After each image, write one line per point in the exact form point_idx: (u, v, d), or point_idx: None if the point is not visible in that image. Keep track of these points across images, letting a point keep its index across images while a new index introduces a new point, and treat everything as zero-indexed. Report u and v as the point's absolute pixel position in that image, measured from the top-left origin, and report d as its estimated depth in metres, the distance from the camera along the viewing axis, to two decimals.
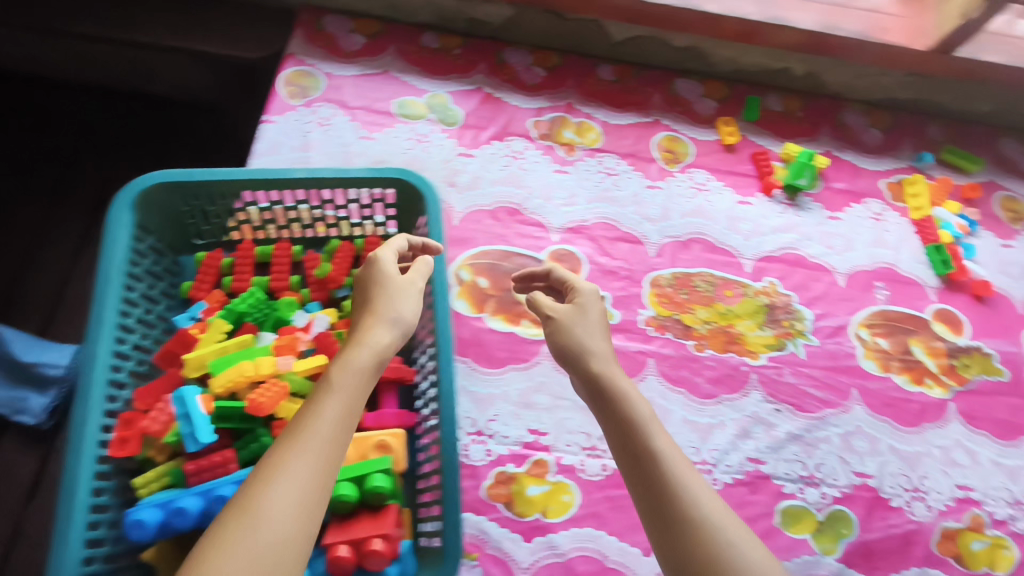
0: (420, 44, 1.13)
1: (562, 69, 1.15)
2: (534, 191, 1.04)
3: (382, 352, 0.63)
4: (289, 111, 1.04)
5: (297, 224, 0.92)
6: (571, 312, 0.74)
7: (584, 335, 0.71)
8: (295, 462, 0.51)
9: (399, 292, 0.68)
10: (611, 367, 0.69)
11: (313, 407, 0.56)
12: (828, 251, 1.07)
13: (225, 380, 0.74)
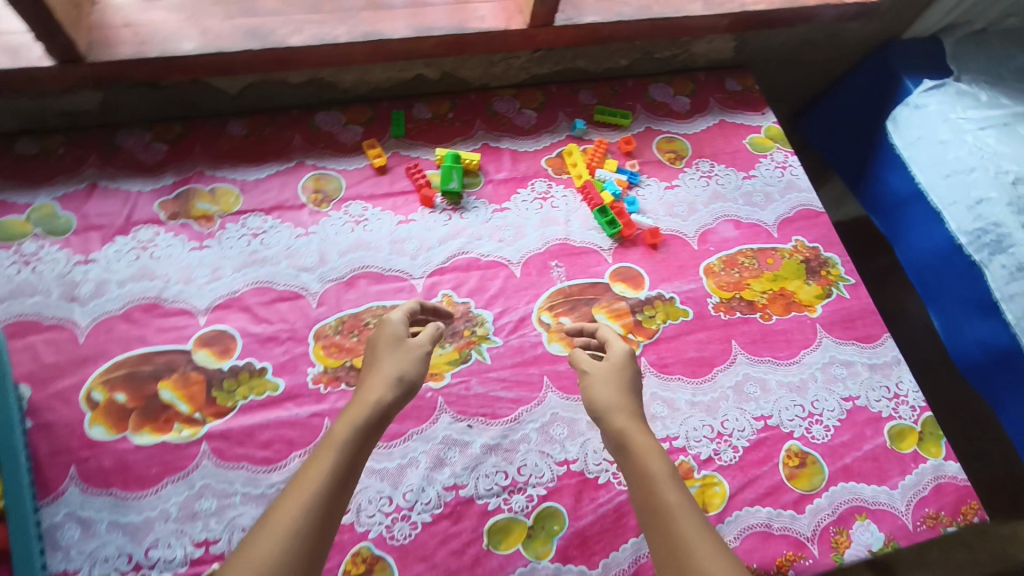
0: (223, 135, 1.08)
1: (377, 119, 1.13)
2: (384, 248, 1.03)
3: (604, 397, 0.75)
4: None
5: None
6: (605, 376, 0.77)
7: (629, 374, 0.79)
8: (313, 485, 0.62)
9: (407, 357, 0.79)
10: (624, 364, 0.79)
11: (352, 433, 0.69)
12: (676, 218, 1.13)
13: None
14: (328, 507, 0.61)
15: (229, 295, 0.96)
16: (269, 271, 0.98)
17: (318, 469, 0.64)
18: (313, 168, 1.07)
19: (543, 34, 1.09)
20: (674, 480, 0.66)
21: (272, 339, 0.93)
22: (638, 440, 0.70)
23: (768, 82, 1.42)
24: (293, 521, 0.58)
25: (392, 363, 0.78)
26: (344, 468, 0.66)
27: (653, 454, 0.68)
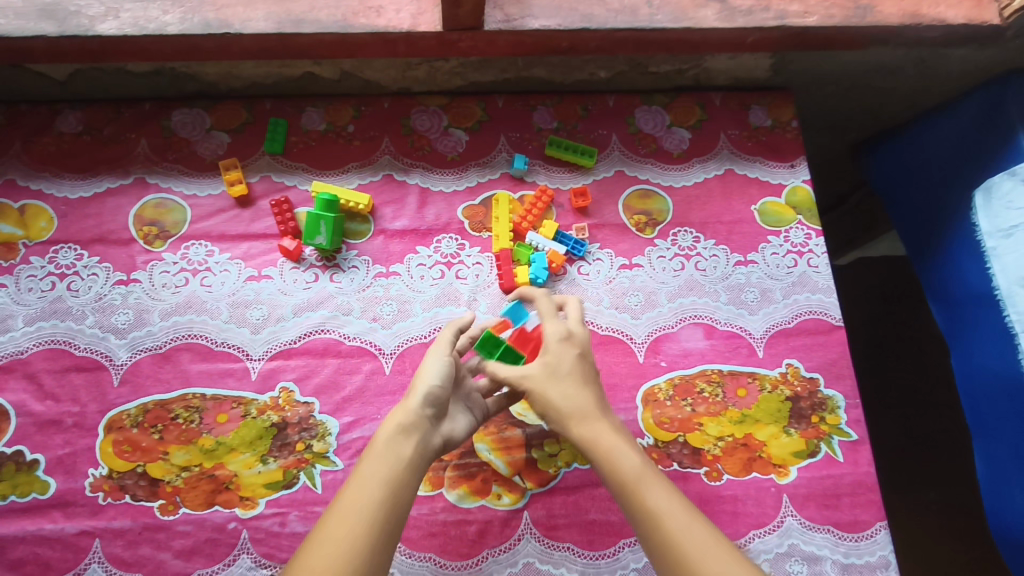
0: (50, 132, 0.85)
1: (253, 127, 0.87)
2: (221, 313, 0.80)
3: (558, 404, 0.67)
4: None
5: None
6: (543, 374, 0.69)
7: (575, 358, 0.70)
8: (354, 511, 0.57)
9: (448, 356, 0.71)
10: (567, 364, 0.70)
11: (390, 439, 0.64)
12: (622, 313, 0.84)
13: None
14: (369, 525, 0.56)
15: (15, 355, 0.77)
16: (70, 329, 0.78)
17: (358, 490, 0.59)
18: (155, 190, 0.84)
19: (469, 40, 0.78)
20: (658, 488, 0.62)
21: (53, 424, 0.75)
22: (595, 430, 0.66)
23: (810, 108, 1.05)
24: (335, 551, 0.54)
25: (430, 361, 0.70)
26: (397, 470, 0.61)
27: (612, 436, 0.66)
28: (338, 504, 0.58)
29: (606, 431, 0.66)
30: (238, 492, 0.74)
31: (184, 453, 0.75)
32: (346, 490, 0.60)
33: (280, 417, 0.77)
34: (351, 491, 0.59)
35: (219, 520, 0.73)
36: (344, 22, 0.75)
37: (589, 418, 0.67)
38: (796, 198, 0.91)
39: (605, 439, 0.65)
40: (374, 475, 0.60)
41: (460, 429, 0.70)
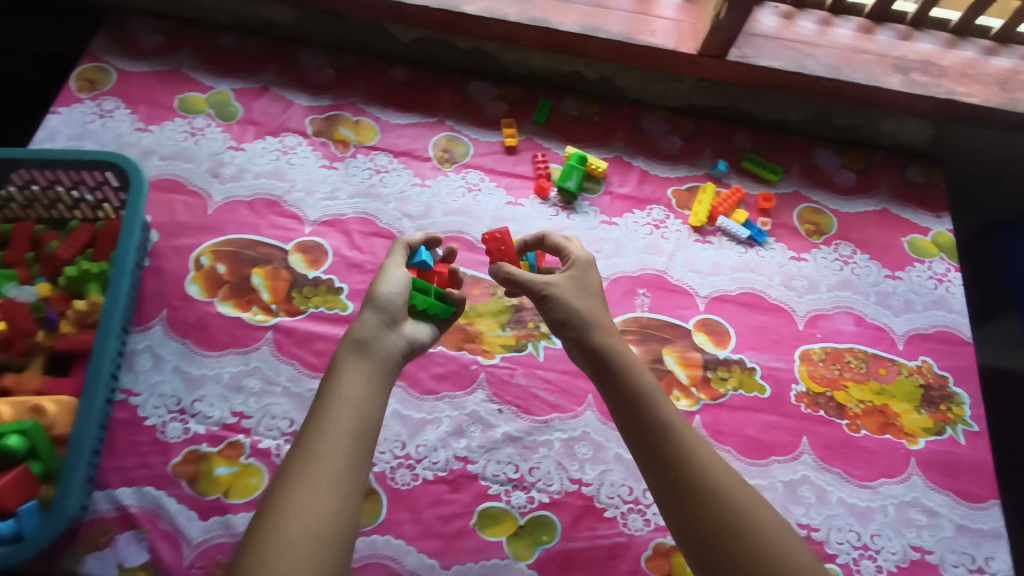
0: (385, 76, 1.16)
1: (526, 102, 1.16)
2: (485, 222, 1.05)
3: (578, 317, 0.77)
4: (76, 104, 1.10)
5: (48, 207, 0.98)
6: (567, 284, 0.79)
7: (592, 285, 0.81)
8: (345, 419, 0.63)
9: (400, 277, 0.75)
10: (591, 297, 0.80)
11: (356, 358, 0.68)
12: (790, 291, 1.04)
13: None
14: (364, 433, 0.63)
15: (337, 216, 1.04)
16: (378, 208, 1.05)
17: (341, 401, 0.64)
18: (450, 129, 1.12)
19: (714, 66, 1.06)
20: (707, 457, 0.68)
21: (357, 266, 1.00)
22: (634, 374, 0.73)
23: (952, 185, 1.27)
24: (334, 460, 0.61)
25: (394, 272, 0.75)
26: (366, 403, 0.65)
27: (649, 385, 0.73)
28: (315, 422, 0.63)
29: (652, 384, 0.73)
30: (482, 345, 0.96)
31: None
32: (326, 405, 0.64)
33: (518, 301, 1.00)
34: (332, 401, 0.64)
35: (465, 360, 0.94)
36: (628, 34, 1.05)
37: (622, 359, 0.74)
38: (939, 239, 1.12)
39: (648, 385, 0.72)
40: (349, 391, 0.65)
41: (426, 331, 0.75)
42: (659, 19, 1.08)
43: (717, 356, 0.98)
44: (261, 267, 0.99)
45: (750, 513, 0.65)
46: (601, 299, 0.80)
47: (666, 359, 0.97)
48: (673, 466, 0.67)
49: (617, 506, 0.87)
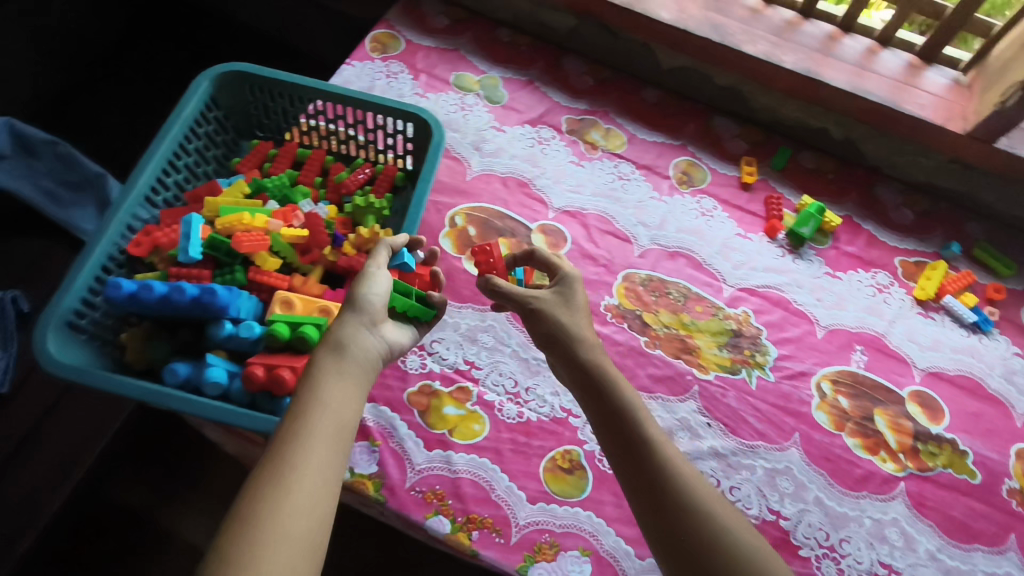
0: (638, 95, 1.24)
1: (766, 145, 1.21)
2: (714, 246, 1.09)
3: (590, 338, 0.79)
4: (367, 61, 1.23)
5: (341, 142, 1.09)
6: (555, 298, 0.82)
7: (578, 307, 0.82)
8: (323, 412, 0.61)
9: (385, 278, 0.75)
10: (581, 322, 0.80)
11: (334, 362, 0.65)
12: (1012, 386, 1.02)
13: (227, 220, 0.90)
14: (346, 426, 0.61)
15: (578, 208, 1.11)
16: (616, 210, 1.11)
17: (334, 399, 0.62)
18: (691, 154, 1.18)
19: (974, 147, 1.10)
20: (717, 496, 0.66)
21: (591, 258, 1.06)
22: (630, 403, 0.72)
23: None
24: (333, 447, 0.59)
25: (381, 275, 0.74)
26: (350, 397, 0.64)
27: (648, 422, 0.71)
28: (310, 406, 0.61)
29: (655, 428, 0.71)
30: (698, 359, 0.99)
31: (669, 316, 1.02)
32: (326, 393, 0.62)
33: (737, 327, 1.03)
34: (325, 397, 0.62)
35: (681, 370, 0.98)
36: (900, 100, 1.10)
37: (628, 395, 0.73)
38: None
39: (646, 422, 0.71)
40: (329, 387, 0.63)
41: (407, 335, 0.77)
42: (925, 92, 1.12)
43: (931, 430, 0.97)
44: (507, 238, 1.06)
45: (754, 547, 0.63)
46: (586, 325, 0.81)
47: (877, 420, 0.97)
48: (685, 508, 0.64)
49: (813, 549, 0.87)
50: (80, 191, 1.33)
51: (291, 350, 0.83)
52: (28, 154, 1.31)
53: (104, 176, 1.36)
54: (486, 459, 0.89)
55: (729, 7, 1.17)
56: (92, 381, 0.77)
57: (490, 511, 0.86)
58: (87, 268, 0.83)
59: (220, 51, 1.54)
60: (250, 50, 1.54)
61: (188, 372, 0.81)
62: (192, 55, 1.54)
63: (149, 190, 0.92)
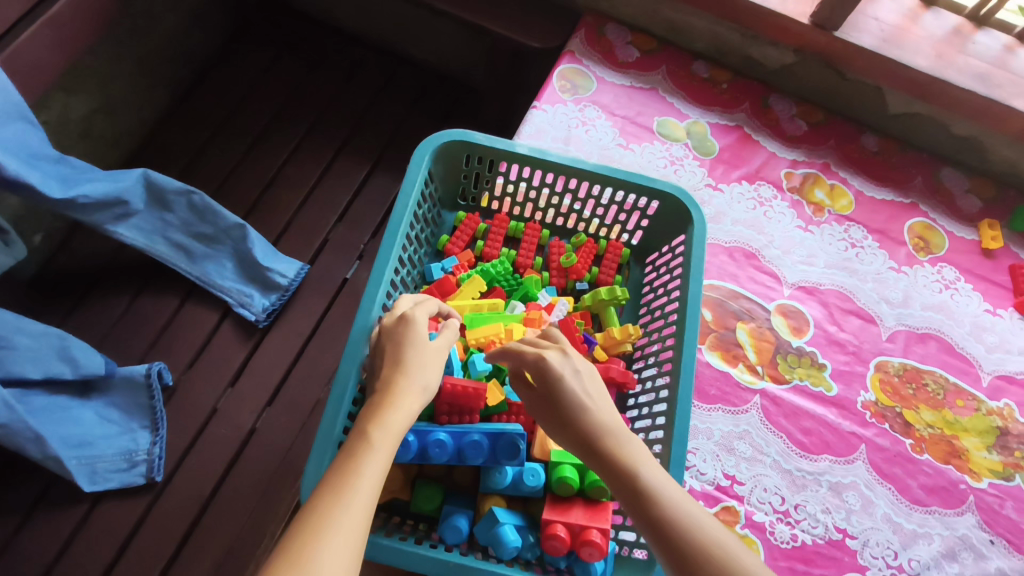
0: (857, 143, 1.13)
1: (997, 201, 1.11)
2: (964, 326, 1.00)
3: (593, 427, 0.60)
4: (559, 103, 1.08)
5: (558, 213, 0.96)
6: (548, 394, 0.64)
7: (577, 387, 0.62)
8: (355, 489, 0.51)
9: (419, 352, 0.64)
10: (576, 412, 0.62)
11: (351, 456, 0.54)
12: None
13: (480, 334, 0.79)
14: (359, 519, 0.49)
15: (814, 284, 1.01)
16: (854, 285, 1.01)
17: (352, 492, 0.51)
18: (922, 214, 1.08)
19: None
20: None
21: (838, 345, 0.97)
22: (653, 486, 0.56)
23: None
24: (340, 553, 0.47)
25: (410, 357, 0.63)
26: (370, 471, 0.53)
27: (678, 506, 0.56)
28: (327, 497, 0.50)
29: (686, 510, 0.55)
30: (968, 464, 0.91)
31: (931, 413, 0.94)
32: (344, 481, 0.51)
33: (1003, 424, 0.94)
34: (343, 488, 0.51)
35: (952, 477, 0.90)
36: None
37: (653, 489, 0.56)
38: None
39: (675, 506, 0.55)
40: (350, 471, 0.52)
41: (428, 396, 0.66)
42: None
43: None
44: (745, 321, 0.96)
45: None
46: (594, 399, 0.63)
47: None
48: None
49: None
50: (214, 242, 1.19)
51: (581, 498, 0.72)
52: (162, 206, 1.15)
53: (242, 226, 1.19)
54: None
55: (981, 48, 1.05)
56: (373, 552, 0.65)
57: None
58: (343, 404, 0.70)
59: (342, 72, 1.41)
60: (376, 70, 1.42)
61: (467, 526, 0.70)
62: (314, 74, 1.40)
63: (386, 295, 0.79)
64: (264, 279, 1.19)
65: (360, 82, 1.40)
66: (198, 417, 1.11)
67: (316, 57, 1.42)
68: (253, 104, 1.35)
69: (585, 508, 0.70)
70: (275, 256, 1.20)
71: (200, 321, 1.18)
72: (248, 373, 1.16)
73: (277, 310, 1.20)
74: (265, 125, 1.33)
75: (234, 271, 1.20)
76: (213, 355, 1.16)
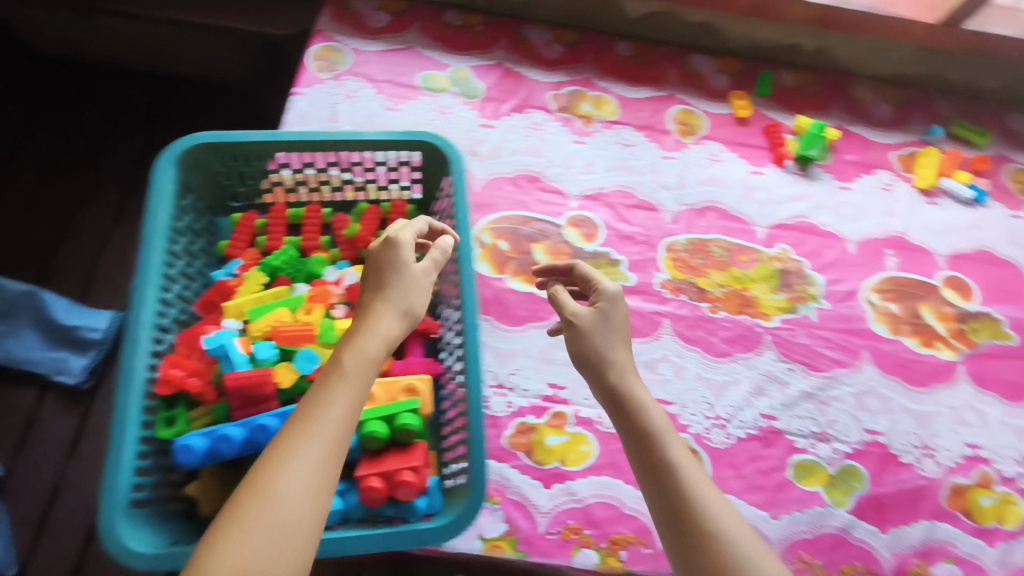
0: (613, 51, 1.18)
1: (746, 73, 1.20)
2: (735, 191, 1.09)
3: (614, 363, 0.69)
4: (317, 83, 1.08)
5: (334, 189, 0.97)
6: (593, 317, 0.71)
7: (614, 330, 0.71)
8: (332, 419, 0.54)
9: (413, 283, 0.65)
10: (599, 347, 0.69)
11: (331, 385, 0.56)
12: (1016, 246, 1.11)
13: (263, 325, 0.80)
14: (328, 452, 0.52)
15: (596, 190, 1.06)
16: (633, 180, 1.08)
17: (325, 419, 0.53)
18: (680, 102, 1.16)
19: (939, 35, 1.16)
20: (730, 514, 0.59)
21: (629, 238, 1.03)
22: (654, 425, 0.65)
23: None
24: (302, 486, 0.50)
25: (391, 291, 0.64)
26: (338, 407, 0.54)
27: (673, 445, 0.63)
28: (303, 425, 0.53)
29: (682, 453, 0.63)
30: (759, 309, 1.01)
31: (720, 275, 1.02)
32: (323, 409, 0.54)
33: (783, 266, 1.05)
34: (322, 417, 0.53)
35: (747, 324, 1.00)
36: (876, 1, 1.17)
37: (651, 427, 0.64)
38: None
39: (669, 446, 0.63)
40: (327, 404, 0.54)
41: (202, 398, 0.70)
42: None
43: (962, 302, 1.06)
44: (540, 241, 1.01)
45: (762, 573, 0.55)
46: (625, 342, 0.71)
47: (926, 313, 1.04)
48: (702, 539, 0.57)
49: (911, 452, 0.94)
50: (5, 316, 1.12)
51: (395, 447, 0.75)
52: None
53: (32, 291, 1.14)
54: (607, 476, 0.88)
55: None
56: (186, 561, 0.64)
57: (628, 526, 0.86)
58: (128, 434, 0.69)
59: (106, 112, 1.34)
60: (143, 100, 1.36)
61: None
62: (80, 119, 1.33)
63: (157, 316, 0.77)
64: (72, 339, 1.13)
65: (132, 114, 1.34)
66: (41, 498, 1.05)
67: (76, 103, 1.34)
68: (19, 166, 1.27)
69: (399, 453, 0.74)
70: (78, 313, 1.14)
71: (18, 403, 1.11)
72: (86, 438, 1.10)
73: (98, 367, 1.14)
74: (39, 184, 1.26)
75: (39, 340, 1.13)
76: (42, 431, 1.10)
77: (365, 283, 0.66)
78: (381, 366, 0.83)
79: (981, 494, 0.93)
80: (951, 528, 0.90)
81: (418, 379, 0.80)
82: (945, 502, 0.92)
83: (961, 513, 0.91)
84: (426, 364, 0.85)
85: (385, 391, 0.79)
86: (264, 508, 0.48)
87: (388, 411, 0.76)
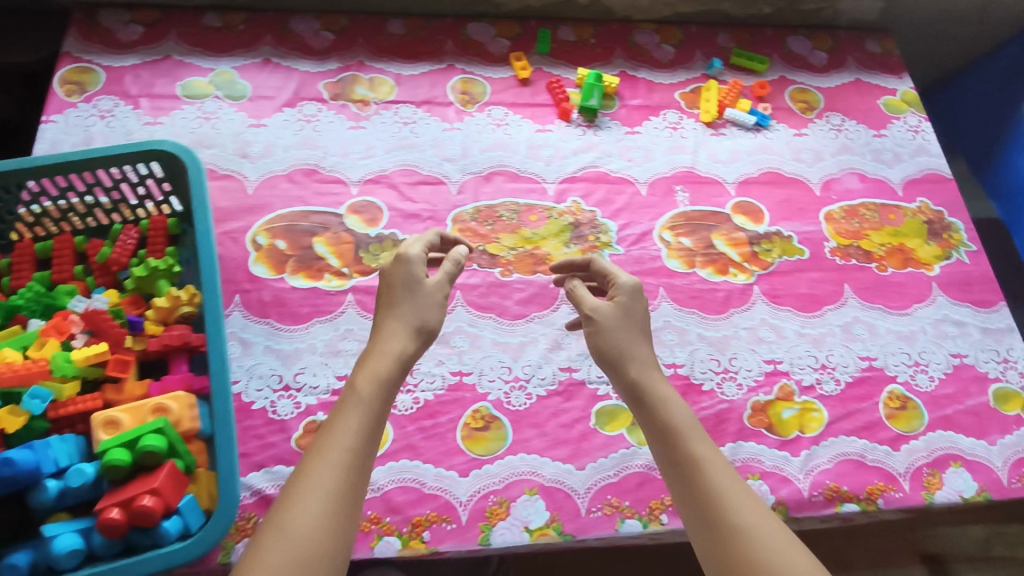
0: (384, 31, 1.17)
1: (524, 35, 1.20)
2: (521, 153, 1.09)
3: (628, 351, 0.70)
4: (68, 108, 1.02)
5: (84, 216, 0.92)
6: (611, 309, 0.73)
7: (632, 319, 0.73)
8: (340, 449, 0.59)
9: (423, 303, 0.70)
10: (625, 331, 0.72)
11: (340, 418, 0.61)
12: (801, 163, 1.14)
13: None
14: (335, 483, 0.57)
15: (378, 173, 1.04)
16: (415, 158, 1.06)
17: (332, 451, 0.59)
18: (461, 72, 1.15)
19: None
20: (749, 505, 0.61)
21: (414, 216, 1.01)
22: (671, 416, 0.67)
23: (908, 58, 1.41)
24: (317, 511, 0.55)
25: (396, 315, 0.69)
26: (349, 443, 0.59)
27: (693, 435, 0.66)
28: (317, 457, 0.58)
29: (707, 447, 0.65)
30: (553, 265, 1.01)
31: (511, 238, 1.02)
32: (332, 445, 0.59)
33: (574, 219, 1.05)
34: (332, 449, 0.59)
35: (541, 282, 0.99)
36: None
37: (670, 414, 0.67)
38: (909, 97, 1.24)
39: (689, 437, 0.65)
40: (339, 437, 0.60)
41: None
42: None
43: (752, 225, 1.08)
44: (320, 234, 0.98)
45: (788, 559, 0.57)
46: (645, 333, 0.73)
47: (718, 241, 1.06)
48: (718, 523, 0.60)
49: (712, 379, 0.95)
50: None
51: (142, 472, 0.71)
52: None
53: None
54: (405, 460, 0.85)
55: None
56: None
57: (430, 506, 0.83)
58: None
59: None
60: None
61: (30, 558, 0.67)
62: None
63: None
64: None
65: None
66: None
67: None
68: None
69: (145, 478, 0.70)
70: None
71: None
72: None
73: None
74: None
75: None
76: None
77: (379, 307, 0.71)
78: (134, 392, 0.78)
79: (783, 408, 0.94)
80: (757, 445, 0.91)
81: (169, 398, 0.75)
82: (749, 422, 0.92)
83: (766, 430, 0.92)
84: (187, 380, 0.79)
85: (131, 416, 0.74)
86: (281, 527, 0.54)
87: (131, 437, 0.71)
